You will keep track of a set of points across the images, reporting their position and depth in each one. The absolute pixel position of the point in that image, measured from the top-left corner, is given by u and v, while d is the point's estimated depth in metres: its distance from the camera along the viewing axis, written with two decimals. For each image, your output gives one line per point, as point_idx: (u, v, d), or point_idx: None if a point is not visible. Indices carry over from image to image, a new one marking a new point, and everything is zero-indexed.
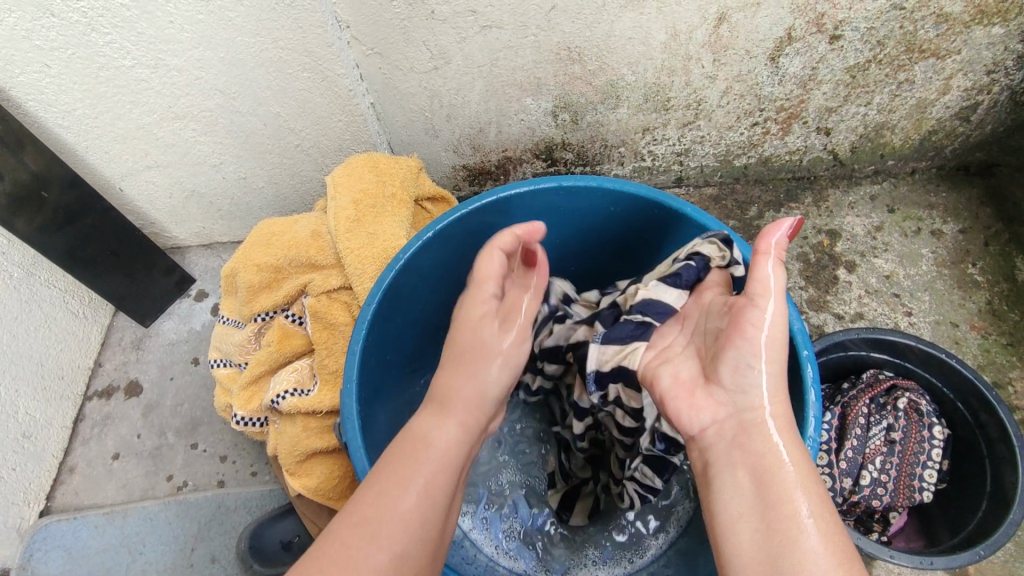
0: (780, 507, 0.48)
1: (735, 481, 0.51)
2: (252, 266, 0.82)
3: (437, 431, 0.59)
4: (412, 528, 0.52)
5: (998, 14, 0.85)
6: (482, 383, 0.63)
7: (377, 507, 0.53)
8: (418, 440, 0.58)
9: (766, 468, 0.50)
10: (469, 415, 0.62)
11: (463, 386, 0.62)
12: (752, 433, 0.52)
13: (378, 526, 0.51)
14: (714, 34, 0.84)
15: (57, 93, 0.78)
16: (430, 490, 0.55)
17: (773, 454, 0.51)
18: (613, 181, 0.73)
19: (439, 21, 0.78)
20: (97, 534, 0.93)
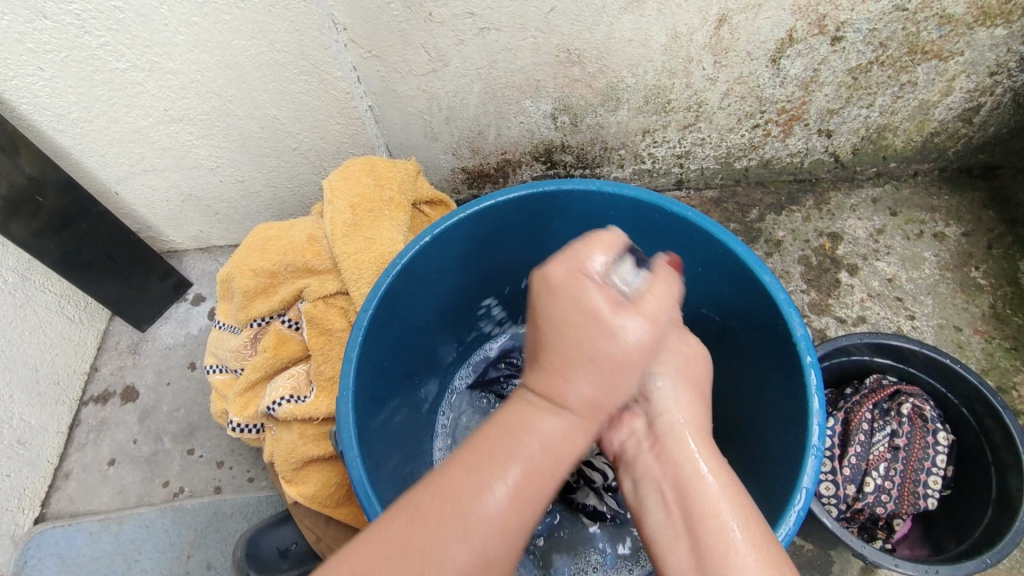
0: (708, 520, 0.47)
1: (660, 499, 0.50)
2: (248, 270, 0.82)
3: (546, 416, 0.46)
4: (498, 533, 0.42)
5: (1002, 15, 0.84)
6: (597, 386, 0.46)
7: (456, 504, 0.42)
8: (514, 425, 0.45)
9: (686, 480, 0.50)
10: (585, 420, 0.46)
11: (577, 382, 0.46)
12: (666, 446, 0.52)
13: (461, 525, 0.42)
14: (715, 35, 0.83)
15: (51, 96, 0.77)
16: (526, 489, 0.43)
17: (690, 466, 0.50)
18: (612, 185, 0.72)
19: (438, 23, 0.77)
20: (92, 542, 0.92)
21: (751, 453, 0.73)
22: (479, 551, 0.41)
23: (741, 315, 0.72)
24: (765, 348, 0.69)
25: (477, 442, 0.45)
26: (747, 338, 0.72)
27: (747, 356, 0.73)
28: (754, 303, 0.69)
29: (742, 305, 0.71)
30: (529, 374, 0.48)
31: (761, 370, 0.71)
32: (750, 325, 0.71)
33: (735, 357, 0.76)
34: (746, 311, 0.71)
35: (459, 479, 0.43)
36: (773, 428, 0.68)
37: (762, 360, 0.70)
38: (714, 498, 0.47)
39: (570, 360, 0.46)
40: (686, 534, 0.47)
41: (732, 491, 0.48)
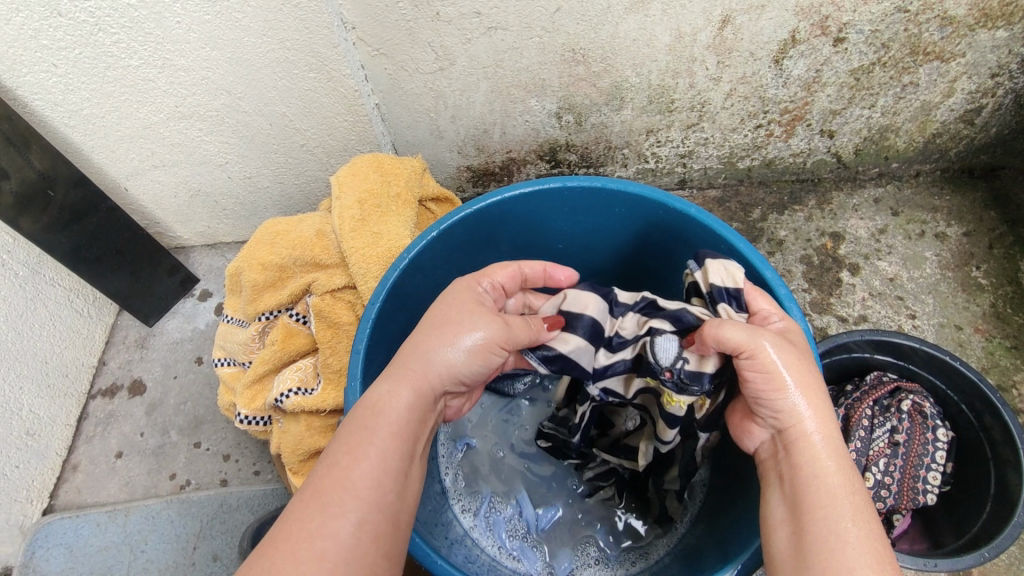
0: (814, 511, 0.48)
1: (779, 493, 0.52)
2: (257, 265, 0.83)
3: (392, 396, 0.52)
4: (364, 497, 0.47)
5: (1003, 17, 0.85)
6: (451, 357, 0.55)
7: (333, 477, 0.47)
8: (371, 410, 0.52)
9: (807, 479, 0.50)
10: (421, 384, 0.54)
11: (435, 353, 0.55)
12: (795, 450, 0.51)
13: (335, 497, 0.46)
14: (718, 36, 0.84)
15: (63, 92, 0.78)
16: (385, 458, 0.49)
17: (813, 469, 0.50)
18: (617, 181, 0.73)
19: (444, 22, 0.79)
20: (99, 533, 0.93)
21: None
22: (351, 513, 0.46)
23: None
24: None
25: (335, 437, 0.51)
26: None
27: None
28: None
29: None
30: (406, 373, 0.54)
31: None
32: None
33: None
34: None
35: (331, 465, 0.48)
36: None
37: None
38: (832, 496, 0.48)
39: (425, 348, 0.55)
40: (794, 523, 0.49)
41: (852, 492, 0.48)
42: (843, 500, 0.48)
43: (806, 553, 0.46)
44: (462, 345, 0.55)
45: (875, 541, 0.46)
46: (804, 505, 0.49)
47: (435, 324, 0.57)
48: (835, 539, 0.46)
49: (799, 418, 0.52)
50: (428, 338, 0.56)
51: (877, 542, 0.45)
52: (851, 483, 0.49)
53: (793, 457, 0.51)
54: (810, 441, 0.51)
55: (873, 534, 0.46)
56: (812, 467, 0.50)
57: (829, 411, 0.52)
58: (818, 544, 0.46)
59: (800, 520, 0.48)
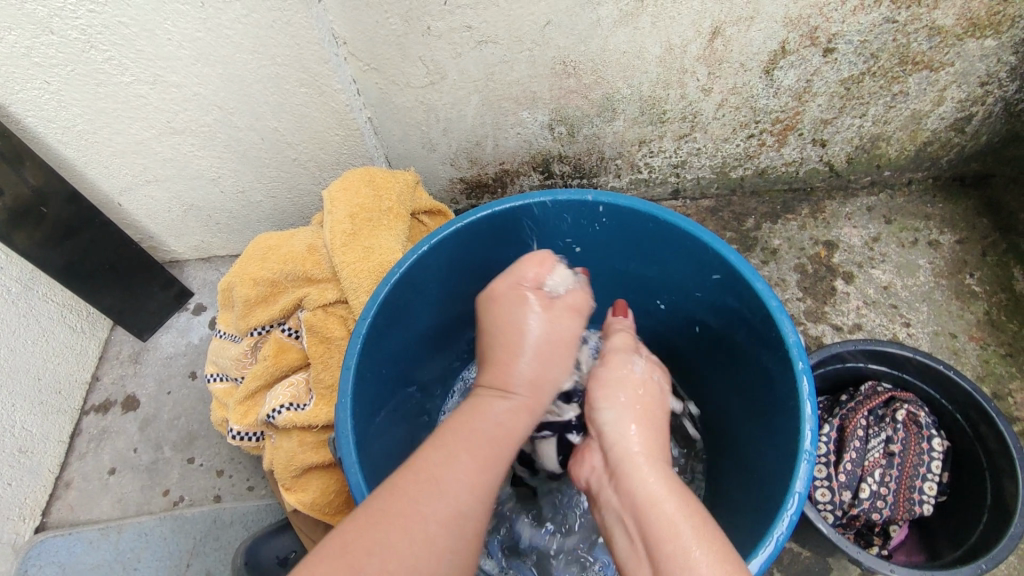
0: (659, 535, 0.48)
1: (625, 530, 0.51)
2: (248, 280, 0.82)
3: (492, 404, 0.53)
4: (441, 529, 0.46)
5: (991, 27, 0.86)
6: (532, 368, 0.55)
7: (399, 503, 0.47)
8: (464, 419, 0.52)
9: (641, 511, 0.50)
10: (529, 402, 0.54)
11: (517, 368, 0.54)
12: (622, 478, 0.52)
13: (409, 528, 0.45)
14: (708, 47, 0.84)
15: (55, 109, 0.78)
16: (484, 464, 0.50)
17: (644, 493, 0.50)
18: (607, 195, 0.73)
19: (435, 37, 0.79)
20: (92, 551, 0.92)
21: (741, 460, 0.73)
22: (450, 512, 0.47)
23: (736, 322, 0.73)
24: (759, 355, 0.70)
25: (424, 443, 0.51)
26: (742, 345, 0.73)
27: (744, 365, 0.74)
28: (747, 310, 0.69)
29: (735, 309, 0.72)
30: (484, 373, 0.56)
31: (755, 376, 0.71)
32: (746, 332, 0.71)
33: (728, 361, 0.77)
34: (741, 318, 0.71)
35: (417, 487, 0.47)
36: (766, 431, 0.68)
37: (755, 367, 0.71)
38: (672, 523, 0.48)
39: (511, 364, 0.55)
40: (647, 559, 0.48)
41: (687, 515, 0.48)
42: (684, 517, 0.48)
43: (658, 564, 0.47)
44: (539, 321, 0.56)
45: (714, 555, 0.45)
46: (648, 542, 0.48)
47: (497, 332, 0.56)
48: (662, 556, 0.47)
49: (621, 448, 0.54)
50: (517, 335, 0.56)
51: (717, 550, 0.45)
52: (683, 504, 0.49)
53: (621, 484, 0.52)
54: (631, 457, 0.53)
55: (717, 552, 0.45)
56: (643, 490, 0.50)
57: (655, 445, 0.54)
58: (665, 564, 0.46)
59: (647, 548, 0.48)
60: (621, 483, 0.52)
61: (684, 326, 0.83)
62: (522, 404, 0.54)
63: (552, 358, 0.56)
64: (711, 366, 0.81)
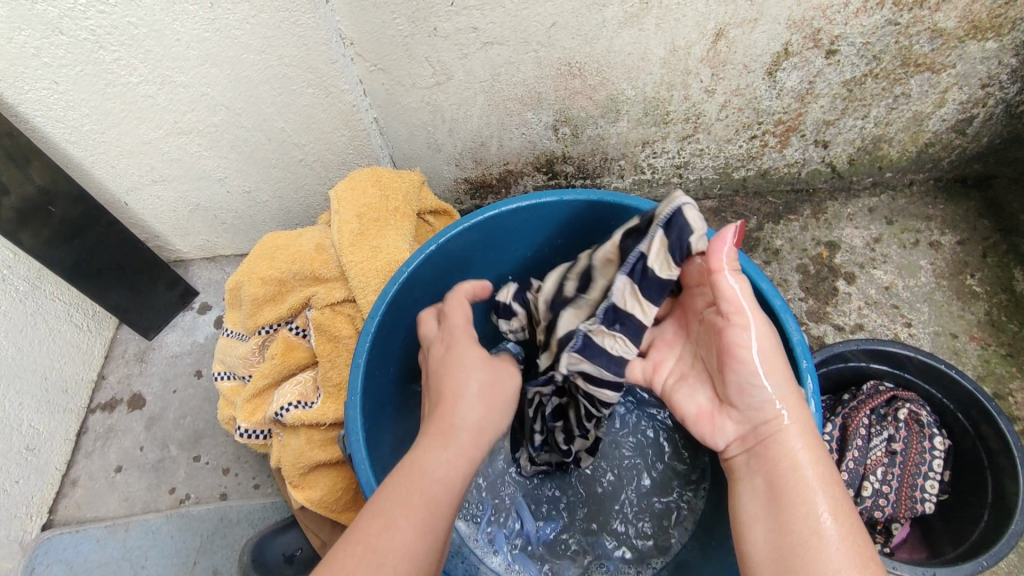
0: (789, 495, 0.52)
1: (752, 487, 0.54)
2: (256, 279, 0.83)
3: (431, 457, 0.54)
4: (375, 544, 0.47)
5: (992, 29, 0.87)
6: (473, 414, 0.58)
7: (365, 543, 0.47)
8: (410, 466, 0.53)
9: (782, 474, 0.53)
10: (468, 447, 0.56)
11: (460, 414, 0.58)
12: (768, 443, 0.55)
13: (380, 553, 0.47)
14: (712, 49, 0.85)
15: (64, 109, 0.79)
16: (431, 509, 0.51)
17: (789, 461, 0.53)
18: (613, 195, 0.73)
19: (441, 38, 0.80)
20: (99, 548, 0.93)
21: None
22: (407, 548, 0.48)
23: None
24: None
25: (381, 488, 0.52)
26: None
27: None
28: None
29: None
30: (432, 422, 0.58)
31: None
32: None
33: None
34: None
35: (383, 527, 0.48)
36: None
37: None
38: (808, 491, 0.51)
39: (452, 408, 0.58)
40: (771, 519, 0.51)
41: (826, 486, 0.51)
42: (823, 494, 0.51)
43: (786, 521, 0.50)
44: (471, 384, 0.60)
45: (853, 540, 0.49)
46: (782, 495, 0.52)
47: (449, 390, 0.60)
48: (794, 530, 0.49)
49: (765, 402, 0.55)
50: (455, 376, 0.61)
51: (856, 536, 0.49)
52: (825, 476, 0.52)
53: (769, 448, 0.55)
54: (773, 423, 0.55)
55: (851, 531, 0.49)
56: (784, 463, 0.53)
57: (799, 401, 0.56)
58: (801, 532, 0.49)
59: (777, 513, 0.51)
60: (761, 454, 0.55)
61: None
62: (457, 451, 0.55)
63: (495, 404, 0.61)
64: None
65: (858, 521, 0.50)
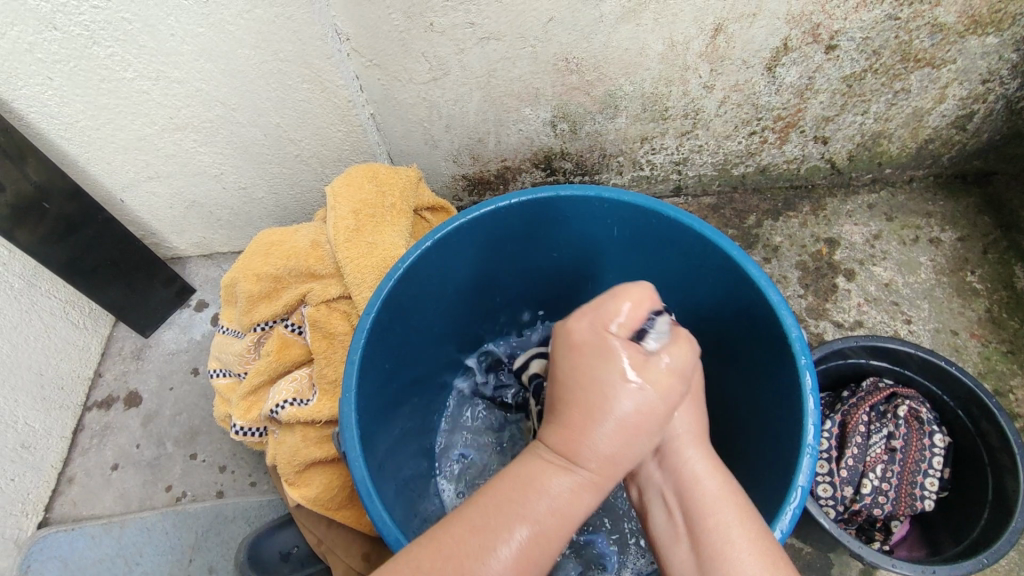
0: (704, 522, 0.52)
1: (665, 505, 0.57)
2: (252, 275, 0.83)
3: (556, 479, 0.46)
4: (560, 520, 0.46)
5: (992, 24, 0.86)
6: (614, 446, 0.46)
7: (453, 549, 0.45)
8: (524, 486, 0.47)
9: (688, 487, 0.55)
10: (598, 480, 0.47)
11: (602, 436, 0.46)
12: (674, 463, 0.57)
13: (449, 556, 0.45)
14: (710, 44, 0.84)
15: (58, 105, 0.78)
16: (538, 547, 0.45)
17: (688, 472, 0.56)
18: (610, 190, 0.73)
19: (438, 33, 0.79)
20: (95, 546, 0.92)
21: (743, 456, 0.74)
22: (479, 549, 0.45)
23: (737, 315, 0.73)
24: (761, 350, 0.70)
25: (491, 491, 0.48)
26: (743, 339, 0.74)
27: (743, 360, 0.74)
28: (748, 304, 0.70)
29: (735, 305, 0.72)
30: (546, 429, 0.49)
31: (756, 370, 0.72)
32: (748, 326, 0.71)
33: (728, 357, 0.78)
34: (742, 314, 0.72)
35: (466, 539, 0.46)
36: (769, 426, 0.68)
37: (756, 361, 0.72)
38: (712, 509, 0.53)
39: (585, 434, 0.46)
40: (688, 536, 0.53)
41: (728, 499, 0.53)
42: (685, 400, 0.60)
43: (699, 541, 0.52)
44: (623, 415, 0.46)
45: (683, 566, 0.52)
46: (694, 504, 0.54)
47: (575, 383, 0.48)
48: (556, 271, 0.56)
49: (676, 430, 0.58)
50: (588, 364, 0.48)
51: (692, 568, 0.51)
52: (722, 484, 0.55)
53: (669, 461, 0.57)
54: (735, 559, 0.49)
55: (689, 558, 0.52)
56: (600, 376, 0.47)
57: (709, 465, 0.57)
58: (705, 538, 0.52)
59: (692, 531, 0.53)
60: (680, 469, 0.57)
61: (684, 321, 0.84)
62: (590, 480, 0.46)
63: (639, 435, 0.46)
64: (713, 362, 0.82)
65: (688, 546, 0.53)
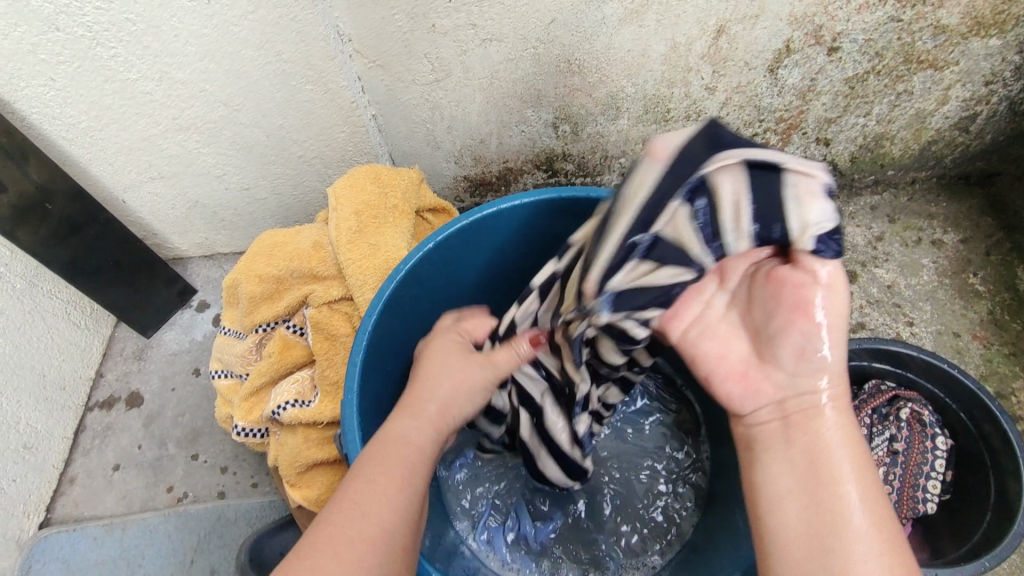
0: (827, 481, 0.51)
1: (789, 476, 0.53)
2: (254, 277, 0.83)
3: (410, 429, 0.57)
4: (420, 457, 0.56)
5: (995, 26, 0.86)
6: (445, 390, 0.61)
7: (338, 514, 0.51)
8: (391, 442, 0.56)
9: (827, 454, 0.52)
10: (437, 419, 0.59)
11: (430, 391, 0.60)
12: (808, 425, 0.53)
13: (350, 517, 0.50)
14: (713, 45, 0.84)
15: (60, 106, 0.79)
16: (404, 478, 0.54)
17: (830, 444, 0.52)
18: (612, 193, 0.73)
19: (440, 34, 0.79)
20: (97, 547, 0.92)
21: None
22: (376, 526, 0.50)
23: None
24: None
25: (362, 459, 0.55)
26: None
27: None
28: None
29: None
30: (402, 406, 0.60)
31: None
32: None
33: None
34: None
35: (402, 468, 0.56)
36: None
37: None
38: (843, 476, 0.51)
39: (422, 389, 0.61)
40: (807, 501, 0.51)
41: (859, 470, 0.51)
42: (789, 360, 0.55)
43: (819, 511, 0.50)
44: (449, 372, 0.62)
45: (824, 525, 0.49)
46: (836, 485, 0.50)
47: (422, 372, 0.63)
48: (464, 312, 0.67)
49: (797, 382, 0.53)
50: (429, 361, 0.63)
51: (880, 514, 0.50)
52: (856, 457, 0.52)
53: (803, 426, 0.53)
54: (855, 531, 0.49)
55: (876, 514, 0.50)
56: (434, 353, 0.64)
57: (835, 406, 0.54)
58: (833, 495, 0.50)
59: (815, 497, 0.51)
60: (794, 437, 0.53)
61: None
62: (429, 421, 0.59)
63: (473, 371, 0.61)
64: None
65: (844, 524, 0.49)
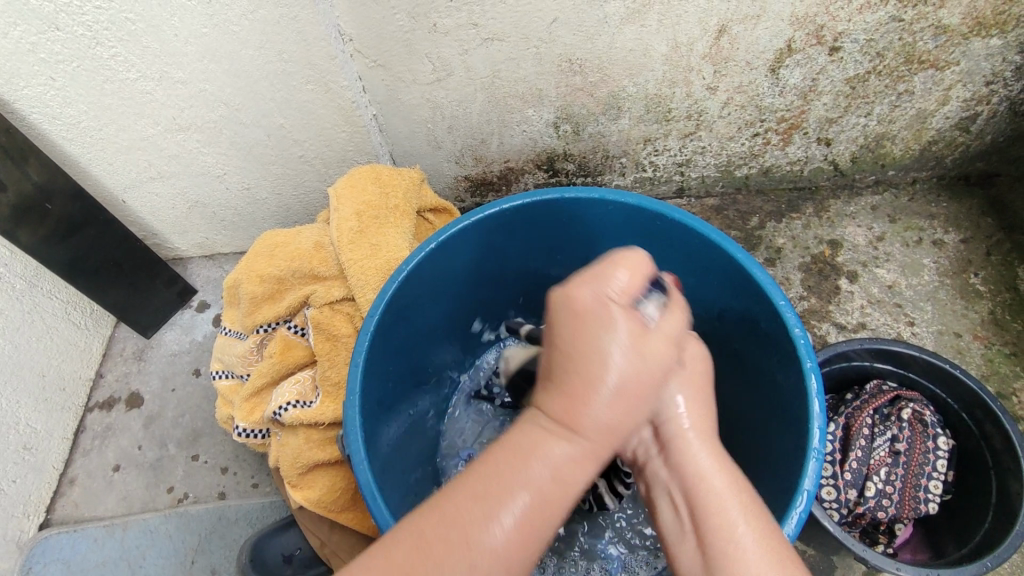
0: (709, 516, 0.46)
1: (670, 504, 0.49)
2: (255, 277, 0.83)
3: (549, 446, 0.42)
4: (561, 488, 0.42)
5: (997, 26, 0.86)
6: (604, 407, 0.42)
7: (442, 540, 0.40)
8: (514, 456, 0.42)
9: (693, 486, 0.48)
10: (598, 447, 0.43)
11: (592, 402, 0.42)
12: (674, 452, 0.50)
13: (445, 559, 0.39)
14: (715, 45, 0.84)
15: (60, 106, 0.78)
16: (533, 521, 0.41)
17: (695, 469, 0.48)
18: (615, 192, 0.73)
19: (441, 34, 0.79)
20: (97, 548, 0.92)
21: (748, 459, 0.74)
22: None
23: (744, 319, 0.72)
24: (767, 354, 0.70)
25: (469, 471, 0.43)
26: (749, 342, 0.74)
27: (747, 363, 0.74)
28: (754, 307, 0.70)
29: (740, 308, 0.72)
30: (541, 397, 0.44)
31: (762, 373, 0.72)
32: (754, 328, 0.71)
33: (733, 360, 0.78)
34: (748, 319, 0.72)
35: (466, 509, 0.41)
36: (774, 429, 0.69)
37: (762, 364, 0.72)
38: (724, 508, 0.46)
39: (568, 395, 0.43)
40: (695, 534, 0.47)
41: (734, 490, 0.47)
42: (699, 396, 0.51)
43: (705, 537, 0.46)
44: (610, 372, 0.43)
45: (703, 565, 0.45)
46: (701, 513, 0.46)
47: (579, 358, 0.43)
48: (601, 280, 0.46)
49: (671, 414, 0.50)
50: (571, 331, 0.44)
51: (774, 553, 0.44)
52: (731, 481, 0.47)
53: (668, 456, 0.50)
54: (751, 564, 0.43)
55: (765, 540, 0.44)
56: (597, 345, 0.43)
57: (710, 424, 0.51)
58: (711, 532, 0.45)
59: (702, 545, 0.45)
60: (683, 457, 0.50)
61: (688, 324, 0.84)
62: (588, 444, 0.43)
63: (636, 397, 0.43)
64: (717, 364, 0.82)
65: (780, 537, 0.45)
